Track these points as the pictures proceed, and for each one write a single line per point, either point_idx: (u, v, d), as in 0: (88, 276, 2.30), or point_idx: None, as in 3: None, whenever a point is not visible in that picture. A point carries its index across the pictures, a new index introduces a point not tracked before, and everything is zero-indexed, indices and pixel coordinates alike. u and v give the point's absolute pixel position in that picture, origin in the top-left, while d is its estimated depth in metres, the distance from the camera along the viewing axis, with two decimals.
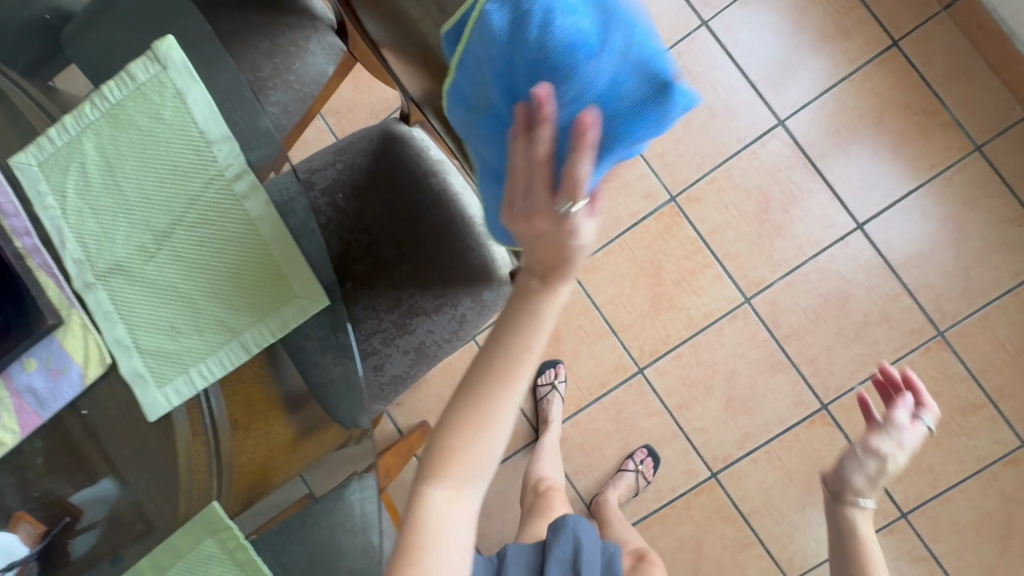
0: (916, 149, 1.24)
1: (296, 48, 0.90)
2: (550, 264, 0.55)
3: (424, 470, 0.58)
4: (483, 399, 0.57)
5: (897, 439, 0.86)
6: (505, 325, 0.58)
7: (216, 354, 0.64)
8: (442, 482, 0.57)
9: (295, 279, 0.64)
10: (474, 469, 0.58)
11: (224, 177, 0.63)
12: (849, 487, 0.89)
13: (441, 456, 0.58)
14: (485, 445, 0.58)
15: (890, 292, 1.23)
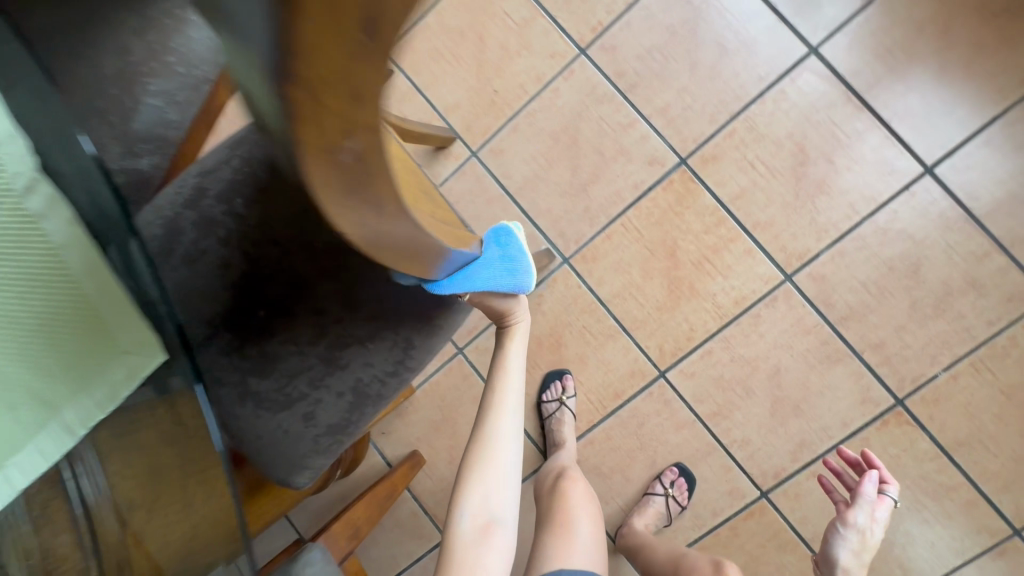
0: (998, 63, 0.95)
1: (174, 20, 0.72)
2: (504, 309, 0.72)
3: (452, 505, 0.71)
4: (484, 425, 0.71)
5: (871, 513, 0.83)
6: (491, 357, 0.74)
7: (32, 439, 0.45)
8: (467, 506, 0.70)
9: (124, 333, 0.46)
10: (491, 487, 0.70)
11: (7, 187, 0.43)
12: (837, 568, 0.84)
13: (463, 488, 0.71)
14: (495, 463, 0.70)
15: (976, 251, 0.96)
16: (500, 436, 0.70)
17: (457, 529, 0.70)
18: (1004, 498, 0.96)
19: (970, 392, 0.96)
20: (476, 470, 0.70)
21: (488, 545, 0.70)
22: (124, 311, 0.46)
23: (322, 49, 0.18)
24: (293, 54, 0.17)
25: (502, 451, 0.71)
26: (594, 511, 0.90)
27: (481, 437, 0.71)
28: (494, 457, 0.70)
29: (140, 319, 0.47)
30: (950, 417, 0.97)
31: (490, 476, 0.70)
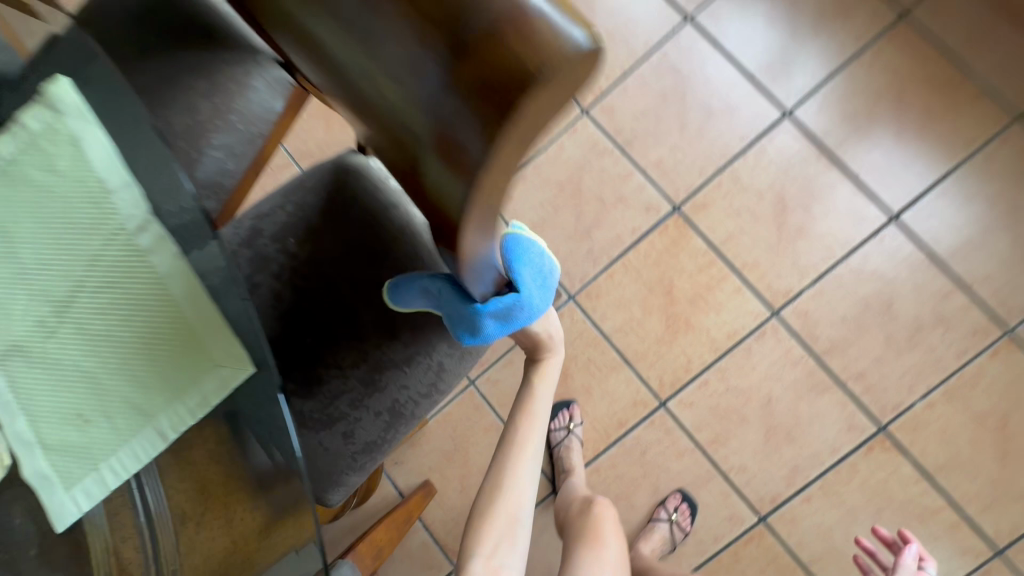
0: (946, 126, 1.10)
1: (237, 85, 0.83)
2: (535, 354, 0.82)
3: (469, 542, 0.75)
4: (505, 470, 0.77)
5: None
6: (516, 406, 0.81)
7: (127, 444, 0.53)
8: (481, 546, 0.74)
9: (215, 345, 0.54)
10: (508, 525, 0.75)
11: (125, 230, 0.53)
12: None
13: (480, 525, 0.75)
14: (512, 505, 0.76)
15: (941, 290, 1.07)
16: (521, 477, 0.76)
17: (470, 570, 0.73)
18: (984, 519, 1.02)
19: (946, 419, 1.05)
20: (497, 507, 0.75)
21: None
22: (213, 324, 0.54)
23: (506, 158, 0.27)
24: (494, 156, 0.26)
25: (521, 492, 0.76)
26: (621, 541, 0.94)
27: (504, 474, 0.77)
28: (513, 498, 0.76)
29: (228, 329, 0.54)
30: (929, 442, 1.05)
31: (508, 514, 0.75)
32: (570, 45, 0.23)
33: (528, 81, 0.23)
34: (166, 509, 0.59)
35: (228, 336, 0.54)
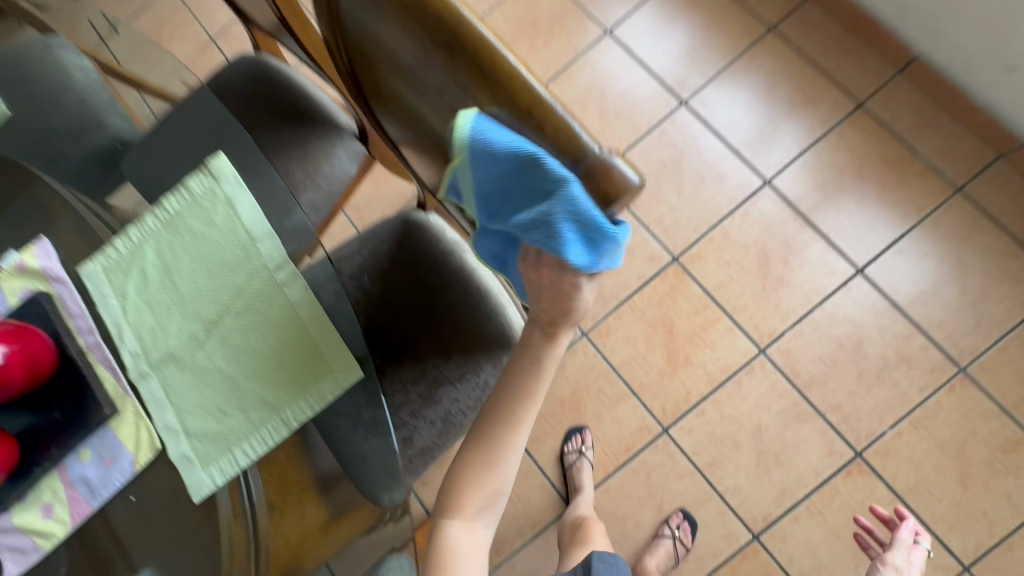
0: (900, 195, 1.31)
1: (323, 154, 1.04)
2: (555, 321, 0.63)
3: (444, 506, 0.68)
4: (492, 441, 0.66)
5: (907, 555, 1.00)
6: (514, 374, 0.67)
7: (259, 431, 0.70)
8: (457, 513, 0.67)
9: (332, 356, 0.73)
10: (488, 498, 0.67)
11: (268, 268, 0.72)
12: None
13: (458, 493, 0.67)
14: (494, 482, 0.67)
15: (903, 332, 1.24)
16: (508, 451, 0.66)
17: (445, 537, 0.66)
18: (952, 538, 1.15)
19: (913, 446, 1.20)
20: (478, 478, 0.66)
21: (470, 553, 0.67)
22: (331, 341, 0.74)
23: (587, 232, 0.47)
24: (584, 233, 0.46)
25: (504, 469, 0.67)
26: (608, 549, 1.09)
27: (492, 445, 0.66)
28: (496, 475, 0.66)
29: (341, 344, 0.74)
30: (899, 466, 1.19)
31: (488, 487, 0.66)
32: (632, 183, 0.43)
33: (612, 201, 0.43)
34: (262, 499, 0.72)
35: (341, 348, 0.73)
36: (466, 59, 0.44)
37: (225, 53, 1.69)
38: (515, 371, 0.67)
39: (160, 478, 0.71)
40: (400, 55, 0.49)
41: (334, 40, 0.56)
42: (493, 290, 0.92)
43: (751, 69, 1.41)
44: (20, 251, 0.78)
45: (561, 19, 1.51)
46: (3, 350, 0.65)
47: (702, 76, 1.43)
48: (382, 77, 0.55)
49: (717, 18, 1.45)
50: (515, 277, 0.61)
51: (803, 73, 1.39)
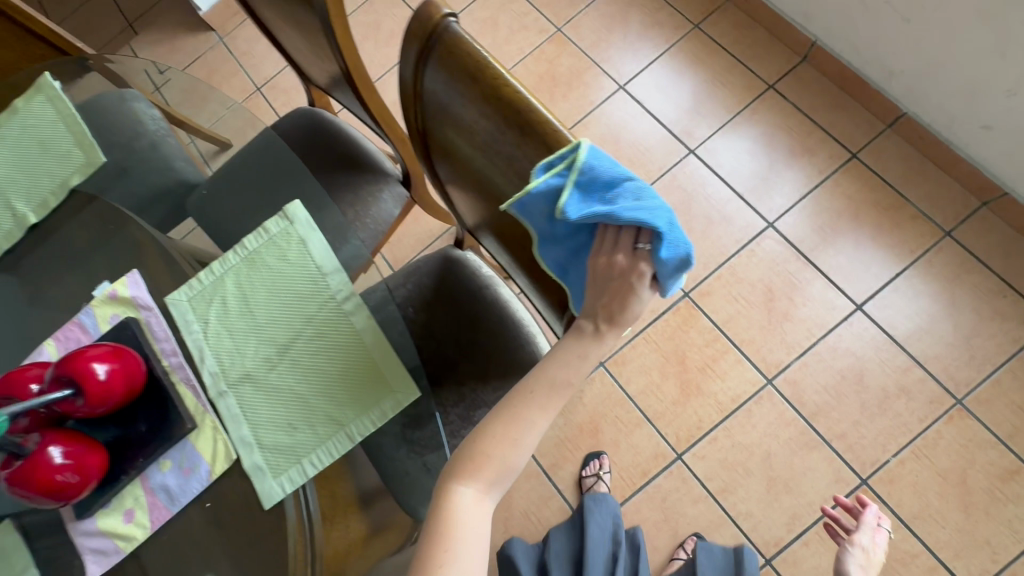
0: (894, 238, 1.41)
1: (371, 197, 1.16)
2: (613, 311, 0.61)
3: (458, 469, 0.63)
4: (520, 412, 0.63)
5: (870, 535, 1.09)
6: (555, 360, 0.64)
7: (325, 444, 0.78)
8: (472, 482, 0.62)
9: (391, 377, 0.82)
10: (504, 473, 0.63)
11: (336, 300, 0.83)
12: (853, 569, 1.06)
13: (476, 459, 0.62)
14: (515, 457, 0.63)
15: (902, 365, 1.33)
16: (532, 428, 0.63)
17: (455, 499, 0.61)
18: (955, 563, 1.21)
19: (916, 474, 1.26)
20: (500, 446, 0.62)
21: (474, 525, 0.60)
22: (390, 364, 0.83)
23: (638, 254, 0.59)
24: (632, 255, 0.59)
25: (526, 443, 0.63)
26: None
27: (521, 417, 0.63)
28: (517, 449, 0.63)
29: (399, 366, 0.83)
30: (904, 494, 1.25)
31: (507, 458, 0.62)
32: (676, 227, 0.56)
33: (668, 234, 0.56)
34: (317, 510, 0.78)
35: (400, 369, 0.83)
36: (533, 136, 0.56)
37: (269, 100, 1.85)
38: (557, 357, 0.64)
39: (235, 487, 0.78)
40: (474, 129, 0.61)
41: (411, 112, 0.68)
42: (525, 321, 1.02)
43: (753, 122, 1.55)
44: (112, 282, 0.88)
45: (579, 74, 1.66)
46: (106, 368, 0.74)
47: (708, 127, 1.56)
48: (452, 143, 0.66)
49: (721, 76, 1.59)
50: (576, 283, 0.65)
51: (800, 126, 1.52)
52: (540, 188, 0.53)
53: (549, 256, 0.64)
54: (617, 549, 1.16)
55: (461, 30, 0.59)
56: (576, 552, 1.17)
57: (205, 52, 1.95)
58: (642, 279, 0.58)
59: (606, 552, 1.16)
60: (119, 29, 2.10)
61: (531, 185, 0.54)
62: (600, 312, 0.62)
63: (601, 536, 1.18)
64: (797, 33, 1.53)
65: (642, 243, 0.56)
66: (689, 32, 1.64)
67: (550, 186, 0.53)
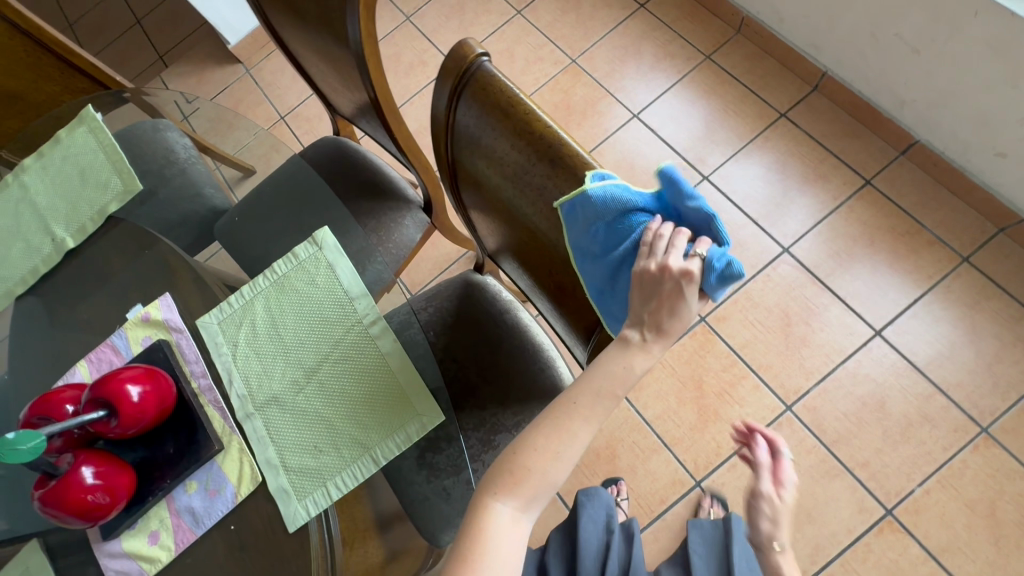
0: (910, 264, 1.41)
1: (393, 223, 1.19)
2: (660, 319, 0.58)
3: (497, 484, 0.60)
4: (564, 423, 0.59)
5: (775, 477, 0.81)
6: (601, 370, 0.60)
7: (349, 468, 0.79)
8: (509, 498, 0.59)
9: (417, 400, 0.83)
10: (543, 490, 0.59)
11: (363, 324, 0.85)
12: (777, 528, 0.81)
13: (516, 472, 0.59)
14: (555, 472, 0.59)
15: (924, 392, 1.31)
16: (576, 439, 0.59)
17: (489, 517, 0.59)
18: None
19: (942, 504, 1.23)
20: (540, 459, 0.59)
21: (508, 543, 0.58)
22: (415, 387, 0.84)
23: None
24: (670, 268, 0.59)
25: (568, 458, 0.59)
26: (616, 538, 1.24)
27: (564, 427, 0.59)
28: (559, 464, 0.59)
29: (424, 389, 0.84)
30: (930, 525, 1.23)
31: (547, 473, 0.59)
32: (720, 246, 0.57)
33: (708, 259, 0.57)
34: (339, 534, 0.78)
35: (426, 392, 0.83)
36: (562, 168, 0.58)
37: (293, 129, 1.91)
38: (598, 368, 0.61)
39: (259, 509, 0.78)
40: (504, 160, 0.63)
41: (442, 143, 0.71)
42: (545, 346, 1.03)
43: (766, 149, 1.57)
44: (146, 305, 0.91)
45: (594, 104, 1.71)
46: (139, 390, 0.75)
47: (721, 154, 1.59)
48: (480, 174, 0.69)
49: (733, 105, 1.63)
50: (618, 300, 0.63)
51: (813, 153, 1.54)
52: (596, 191, 0.56)
53: (587, 275, 0.64)
54: (611, 543, 0.97)
55: (494, 68, 0.62)
56: (571, 551, 0.97)
57: (232, 83, 2.03)
58: (691, 282, 0.55)
59: (600, 550, 0.97)
60: (150, 62, 2.19)
61: (586, 188, 0.56)
62: (644, 324, 0.60)
63: (595, 529, 0.99)
64: (808, 63, 1.56)
65: (692, 253, 0.55)
66: (701, 63, 1.69)
67: (605, 191, 0.56)
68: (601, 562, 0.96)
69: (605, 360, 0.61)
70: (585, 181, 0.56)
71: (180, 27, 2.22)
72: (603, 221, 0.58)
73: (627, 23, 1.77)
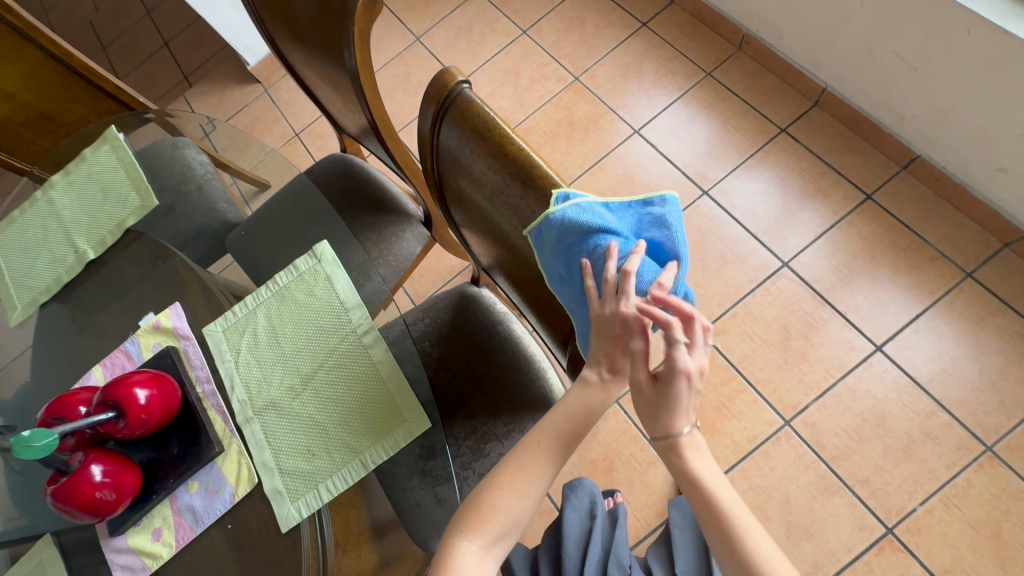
0: (912, 279, 1.40)
1: (394, 237, 1.24)
2: (616, 364, 0.68)
3: (464, 523, 0.67)
4: (527, 464, 0.69)
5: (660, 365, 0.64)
6: (563, 413, 0.70)
7: (340, 471, 0.82)
8: (475, 536, 0.66)
9: (406, 408, 0.86)
10: (507, 527, 0.67)
11: (357, 334, 0.89)
12: (679, 416, 0.65)
13: (481, 512, 0.67)
14: (518, 510, 0.67)
15: (926, 409, 1.29)
16: (539, 478, 0.69)
17: (457, 553, 0.65)
18: None
19: (945, 524, 1.21)
20: (505, 498, 0.67)
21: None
22: (405, 395, 0.88)
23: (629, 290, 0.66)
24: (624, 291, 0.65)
25: (530, 496, 0.68)
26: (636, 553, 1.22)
27: (528, 467, 0.68)
28: (523, 501, 0.68)
29: (414, 398, 0.88)
30: (933, 545, 1.20)
31: (511, 510, 0.67)
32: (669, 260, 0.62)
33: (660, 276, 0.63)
34: (331, 536, 0.81)
35: (414, 401, 0.87)
36: (534, 189, 0.62)
37: (307, 145, 1.99)
38: (562, 410, 0.70)
39: (254, 510, 0.82)
40: (482, 180, 0.67)
41: (428, 163, 0.75)
42: (536, 357, 1.06)
43: (766, 164, 1.58)
44: (157, 313, 0.97)
45: (596, 120, 1.74)
46: (145, 393, 0.80)
47: (722, 169, 1.61)
48: (463, 192, 0.73)
49: (734, 121, 1.65)
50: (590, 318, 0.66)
51: (813, 168, 1.55)
52: (558, 214, 0.60)
53: (561, 292, 0.67)
54: (593, 527, 1.00)
55: (474, 95, 0.67)
56: (557, 546, 1.00)
57: (250, 102, 2.13)
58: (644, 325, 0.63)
59: (584, 535, 1.00)
60: (176, 81, 2.31)
61: (550, 211, 0.60)
62: (602, 366, 0.69)
63: (577, 518, 1.01)
64: (808, 80, 1.57)
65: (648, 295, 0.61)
66: (702, 79, 1.71)
67: (566, 213, 0.60)
68: (584, 548, 0.98)
69: (568, 401, 0.71)
70: (550, 203, 0.60)
71: (205, 48, 2.34)
72: (568, 242, 0.61)
73: (629, 42, 1.81)
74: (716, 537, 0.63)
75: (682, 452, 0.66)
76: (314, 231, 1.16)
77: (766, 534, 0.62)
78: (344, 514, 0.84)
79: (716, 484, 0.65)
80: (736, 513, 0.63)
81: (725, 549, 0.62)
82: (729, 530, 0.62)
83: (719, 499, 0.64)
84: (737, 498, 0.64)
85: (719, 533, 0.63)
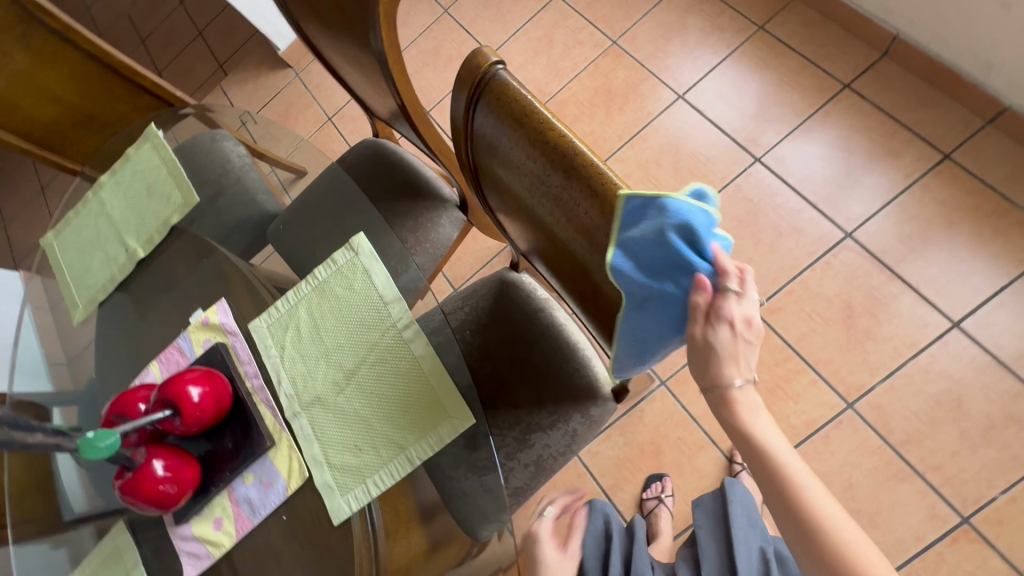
0: (998, 247, 1.27)
1: (430, 223, 1.21)
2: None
3: None
4: None
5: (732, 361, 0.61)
6: None
7: (388, 466, 0.83)
8: None
9: (449, 403, 0.85)
10: None
11: (397, 329, 0.88)
12: (730, 365, 0.62)
13: None
14: None
15: (1010, 391, 1.19)
16: None
17: None
18: None
19: None
20: None
21: None
22: (448, 389, 0.86)
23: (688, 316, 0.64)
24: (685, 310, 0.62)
25: None
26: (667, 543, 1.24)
27: None
28: None
29: (456, 392, 0.86)
30: (1016, 537, 1.11)
31: None
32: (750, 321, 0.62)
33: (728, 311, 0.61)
34: (381, 527, 0.83)
35: (457, 396, 0.85)
36: (578, 178, 0.57)
37: (340, 129, 1.97)
38: None
39: (308, 502, 0.84)
40: (521, 169, 0.63)
41: (462, 148, 0.72)
42: (581, 344, 1.02)
43: (827, 124, 1.45)
44: (205, 310, 0.98)
45: (636, 86, 1.64)
46: (198, 391, 0.82)
47: (776, 133, 1.48)
48: (501, 181, 0.69)
49: (790, 78, 1.51)
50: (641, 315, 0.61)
51: (881, 126, 1.41)
52: (673, 206, 0.53)
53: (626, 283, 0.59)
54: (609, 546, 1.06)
55: (508, 76, 0.62)
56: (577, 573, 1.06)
57: (283, 88, 2.12)
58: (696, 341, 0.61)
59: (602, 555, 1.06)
60: (211, 70, 2.33)
61: (666, 198, 0.53)
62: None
63: (593, 542, 1.08)
64: (877, 27, 1.42)
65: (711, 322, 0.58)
66: (754, 34, 1.57)
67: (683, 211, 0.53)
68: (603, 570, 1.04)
69: None
70: (602, 192, 0.56)
71: (237, 35, 2.34)
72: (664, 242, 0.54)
73: None
74: (760, 477, 0.65)
75: (732, 404, 0.64)
76: (350, 222, 1.15)
77: (814, 476, 0.63)
78: (392, 504, 0.85)
79: (764, 428, 0.65)
80: (777, 451, 0.64)
81: (786, 508, 0.63)
82: (783, 482, 0.63)
83: (760, 441, 0.65)
84: (784, 442, 0.65)
85: (765, 474, 0.64)
